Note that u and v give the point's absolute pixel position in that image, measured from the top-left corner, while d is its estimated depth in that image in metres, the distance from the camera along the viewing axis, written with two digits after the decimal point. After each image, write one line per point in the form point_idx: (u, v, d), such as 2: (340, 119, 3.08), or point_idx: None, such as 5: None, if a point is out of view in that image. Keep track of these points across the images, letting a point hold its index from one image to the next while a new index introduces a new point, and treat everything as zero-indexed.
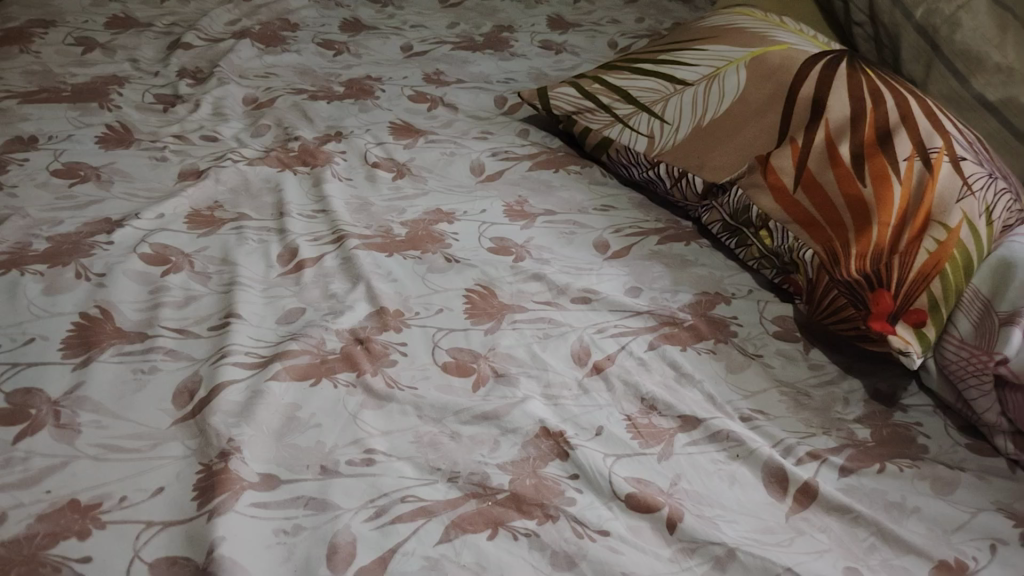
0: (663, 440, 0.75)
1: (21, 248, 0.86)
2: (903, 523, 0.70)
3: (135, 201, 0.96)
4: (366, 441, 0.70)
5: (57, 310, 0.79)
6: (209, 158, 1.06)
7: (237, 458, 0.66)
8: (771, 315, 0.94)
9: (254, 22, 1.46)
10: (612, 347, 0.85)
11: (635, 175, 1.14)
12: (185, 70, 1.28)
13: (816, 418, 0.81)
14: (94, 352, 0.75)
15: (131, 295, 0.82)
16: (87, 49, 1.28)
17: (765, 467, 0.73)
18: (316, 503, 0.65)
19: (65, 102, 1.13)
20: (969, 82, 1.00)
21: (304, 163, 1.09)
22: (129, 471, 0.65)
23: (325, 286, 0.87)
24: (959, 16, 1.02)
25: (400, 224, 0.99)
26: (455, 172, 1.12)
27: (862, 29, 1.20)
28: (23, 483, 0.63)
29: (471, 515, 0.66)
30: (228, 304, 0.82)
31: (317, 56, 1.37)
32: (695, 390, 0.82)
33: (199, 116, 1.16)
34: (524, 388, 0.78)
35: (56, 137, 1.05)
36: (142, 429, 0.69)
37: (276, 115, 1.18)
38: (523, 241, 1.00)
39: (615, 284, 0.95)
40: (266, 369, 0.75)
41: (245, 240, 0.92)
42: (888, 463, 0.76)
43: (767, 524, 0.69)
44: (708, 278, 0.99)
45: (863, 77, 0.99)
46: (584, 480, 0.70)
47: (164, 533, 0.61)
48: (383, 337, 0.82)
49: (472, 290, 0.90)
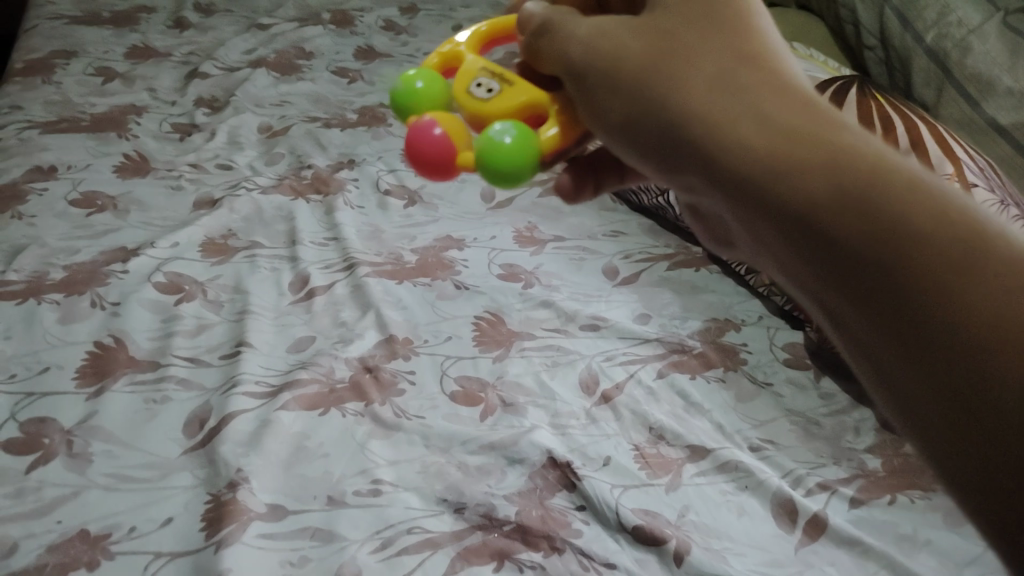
0: (671, 470, 0.75)
1: (38, 277, 0.88)
2: (914, 557, 0.69)
3: (151, 230, 0.98)
4: (373, 472, 0.71)
5: (73, 339, 0.81)
6: (224, 187, 1.08)
7: (245, 488, 0.67)
8: (781, 343, 0.93)
9: (270, 50, 1.49)
10: (620, 375, 0.85)
11: (644, 201, 1.13)
12: (202, 99, 1.30)
13: (827, 448, 0.80)
14: (107, 381, 0.76)
15: (144, 324, 0.84)
16: (106, 79, 1.31)
17: (774, 498, 0.73)
18: (322, 534, 0.65)
19: (84, 131, 1.16)
20: (981, 107, 1.00)
21: (317, 191, 1.10)
22: (140, 501, 0.66)
23: (336, 314, 0.88)
24: (970, 40, 1.02)
25: (411, 251, 1.01)
26: (466, 200, 1.13)
27: (874, 53, 1.20)
28: (35, 513, 0.64)
29: (477, 546, 0.66)
30: (240, 333, 0.84)
31: (331, 84, 1.39)
32: (704, 419, 0.82)
33: (215, 144, 1.18)
34: (532, 418, 0.78)
35: (75, 166, 1.08)
36: (153, 459, 0.70)
37: (290, 143, 1.20)
38: (533, 267, 1.00)
39: (624, 311, 0.95)
40: (275, 399, 0.76)
41: (257, 268, 0.94)
42: (899, 493, 0.75)
43: (774, 558, 0.68)
44: (718, 304, 0.98)
45: (873, 102, 0.99)
46: (591, 512, 0.70)
47: (172, 563, 0.61)
48: (392, 366, 0.82)
49: (481, 318, 0.90)
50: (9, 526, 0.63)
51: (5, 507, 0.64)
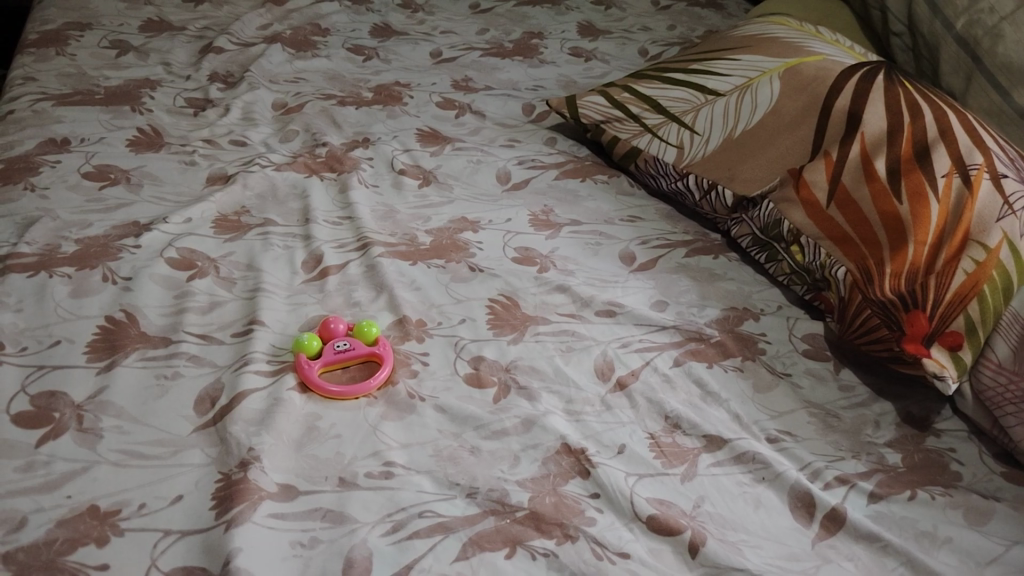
0: (687, 460, 0.74)
1: (50, 250, 0.87)
2: (934, 555, 0.68)
3: (163, 205, 0.97)
4: (385, 454, 0.70)
5: (84, 313, 0.80)
6: (237, 163, 1.07)
7: (256, 468, 0.66)
8: (800, 333, 0.91)
9: (286, 26, 1.47)
10: (635, 362, 0.83)
11: (663, 187, 1.11)
12: (217, 74, 1.29)
13: (845, 441, 0.79)
14: (118, 356, 0.76)
15: (156, 300, 0.83)
16: (121, 52, 1.30)
17: (791, 491, 0.72)
18: (333, 516, 0.64)
19: (99, 104, 1.15)
20: (1009, 96, 0.98)
21: (331, 170, 1.09)
22: (149, 478, 0.65)
23: (349, 295, 0.87)
24: (1002, 27, 0.99)
25: (425, 232, 0.99)
26: (481, 180, 1.11)
27: (900, 40, 1.17)
28: (45, 488, 0.64)
29: (489, 532, 0.65)
30: (252, 311, 0.83)
31: (346, 61, 1.37)
32: (721, 409, 0.80)
33: (229, 120, 1.17)
34: (546, 403, 0.77)
35: (89, 139, 1.07)
36: (164, 436, 0.69)
37: (305, 121, 1.19)
38: (548, 251, 0.99)
39: (640, 297, 0.93)
40: (286, 379, 0.76)
41: (270, 247, 0.93)
42: (919, 490, 0.74)
43: (792, 552, 0.67)
44: (737, 293, 0.96)
45: (901, 89, 0.96)
46: (605, 499, 0.69)
47: (182, 542, 0.61)
48: (406, 347, 0.82)
49: (495, 301, 0.89)
50: (17, 500, 0.63)
51: (14, 481, 0.64)
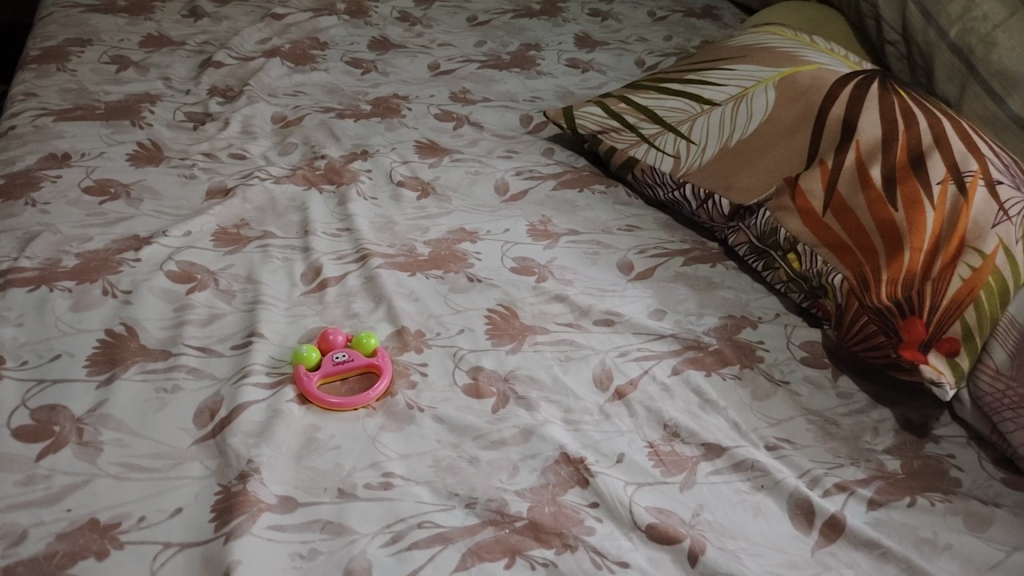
0: (686, 468, 0.74)
1: (51, 265, 0.87)
2: (934, 561, 0.68)
3: (163, 218, 0.98)
4: (384, 465, 0.70)
5: (83, 327, 0.80)
6: (237, 176, 1.08)
7: (256, 479, 0.66)
8: (798, 341, 0.92)
9: (285, 40, 1.48)
10: (634, 371, 0.84)
11: (660, 196, 1.12)
12: (216, 88, 1.30)
13: (844, 448, 0.79)
14: (118, 369, 0.76)
15: (156, 313, 0.83)
16: (121, 67, 1.31)
17: (791, 498, 0.72)
18: (333, 527, 0.64)
19: (99, 119, 1.16)
20: (1004, 103, 0.98)
21: (330, 182, 1.09)
22: (150, 490, 0.65)
23: (348, 306, 0.88)
24: (996, 35, 1.00)
25: (424, 243, 1.00)
26: (479, 192, 1.12)
27: (896, 48, 1.18)
28: (45, 501, 0.64)
29: (488, 543, 0.65)
30: (251, 323, 0.83)
31: (345, 75, 1.38)
32: (719, 417, 0.80)
33: (228, 134, 1.17)
34: (544, 413, 0.78)
35: (90, 154, 1.08)
36: (164, 449, 0.69)
37: (304, 134, 1.20)
38: (546, 261, 0.99)
39: (639, 306, 0.94)
40: (285, 392, 0.76)
41: (270, 259, 0.93)
42: (919, 496, 0.74)
43: (792, 559, 0.67)
44: (734, 301, 0.97)
45: (895, 97, 0.97)
46: (605, 508, 0.69)
47: (182, 554, 0.61)
48: (405, 358, 0.82)
49: (494, 311, 0.89)
50: (17, 514, 0.63)
51: (14, 495, 0.64)
